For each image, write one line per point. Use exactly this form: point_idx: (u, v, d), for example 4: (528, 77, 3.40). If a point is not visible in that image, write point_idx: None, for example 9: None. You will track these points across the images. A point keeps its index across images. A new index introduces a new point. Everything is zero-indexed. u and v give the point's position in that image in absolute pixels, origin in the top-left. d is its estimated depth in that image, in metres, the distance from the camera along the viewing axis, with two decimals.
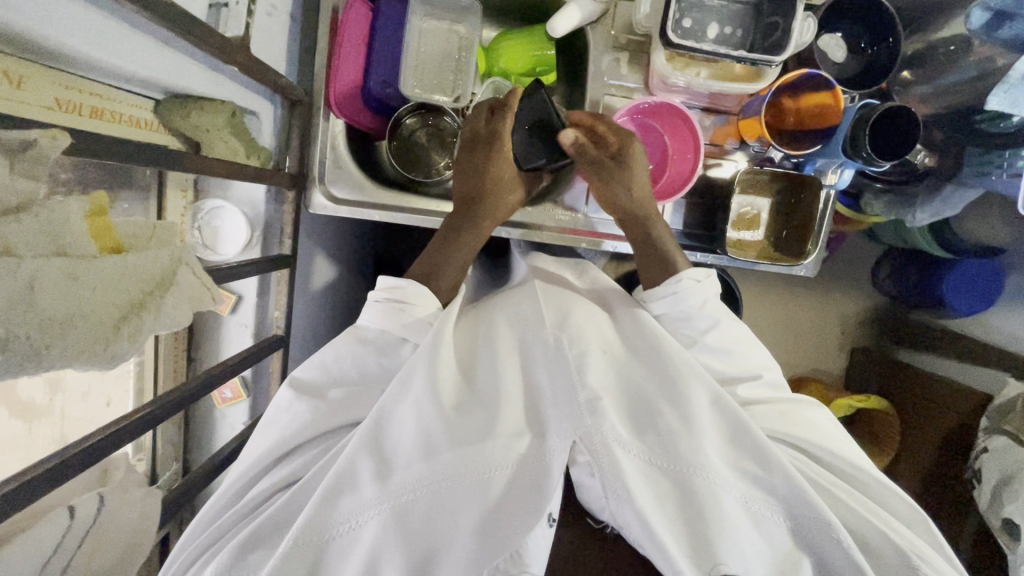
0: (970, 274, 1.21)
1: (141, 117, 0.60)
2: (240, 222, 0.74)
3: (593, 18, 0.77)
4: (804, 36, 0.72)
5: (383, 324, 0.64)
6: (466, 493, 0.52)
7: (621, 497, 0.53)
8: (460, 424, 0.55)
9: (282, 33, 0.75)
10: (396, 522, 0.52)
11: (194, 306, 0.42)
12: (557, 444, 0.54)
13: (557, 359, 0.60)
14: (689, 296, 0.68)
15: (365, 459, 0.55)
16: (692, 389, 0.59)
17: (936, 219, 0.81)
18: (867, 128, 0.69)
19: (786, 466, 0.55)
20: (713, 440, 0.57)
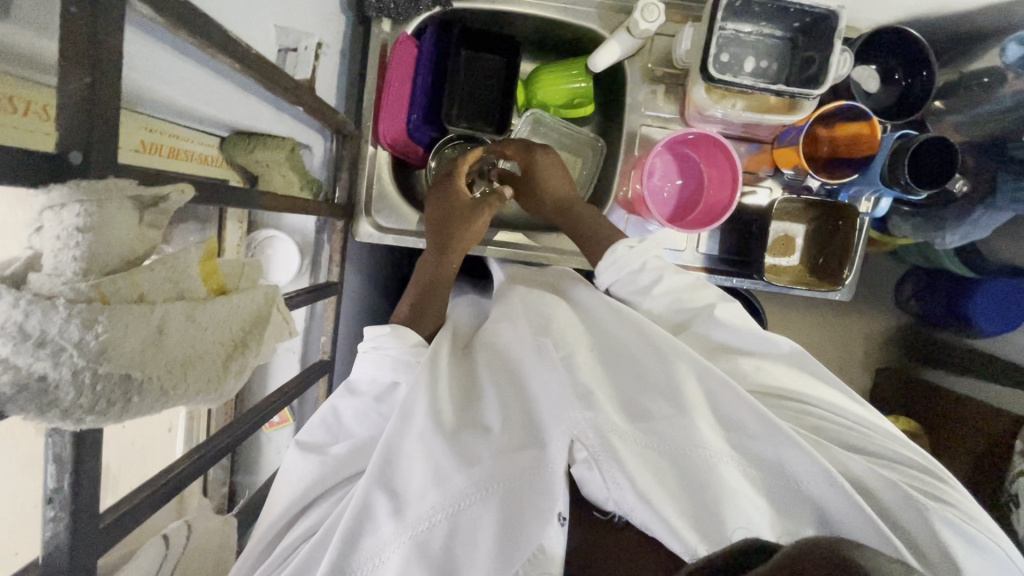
0: (998, 296, 1.21)
1: (210, 155, 0.63)
2: (292, 251, 0.77)
3: (631, 53, 0.80)
4: (841, 69, 0.73)
5: (372, 374, 0.62)
6: (479, 508, 0.50)
7: (622, 485, 0.50)
8: (462, 442, 0.53)
9: (334, 70, 0.79)
10: (417, 553, 0.49)
11: (278, 338, 0.41)
12: (557, 449, 0.52)
13: (546, 364, 0.58)
14: (628, 259, 0.68)
15: (378, 495, 0.52)
16: (671, 365, 0.57)
17: (968, 241, 0.80)
18: (907, 156, 0.70)
19: (781, 428, 0.52)
20: (702, 413, 0.54)
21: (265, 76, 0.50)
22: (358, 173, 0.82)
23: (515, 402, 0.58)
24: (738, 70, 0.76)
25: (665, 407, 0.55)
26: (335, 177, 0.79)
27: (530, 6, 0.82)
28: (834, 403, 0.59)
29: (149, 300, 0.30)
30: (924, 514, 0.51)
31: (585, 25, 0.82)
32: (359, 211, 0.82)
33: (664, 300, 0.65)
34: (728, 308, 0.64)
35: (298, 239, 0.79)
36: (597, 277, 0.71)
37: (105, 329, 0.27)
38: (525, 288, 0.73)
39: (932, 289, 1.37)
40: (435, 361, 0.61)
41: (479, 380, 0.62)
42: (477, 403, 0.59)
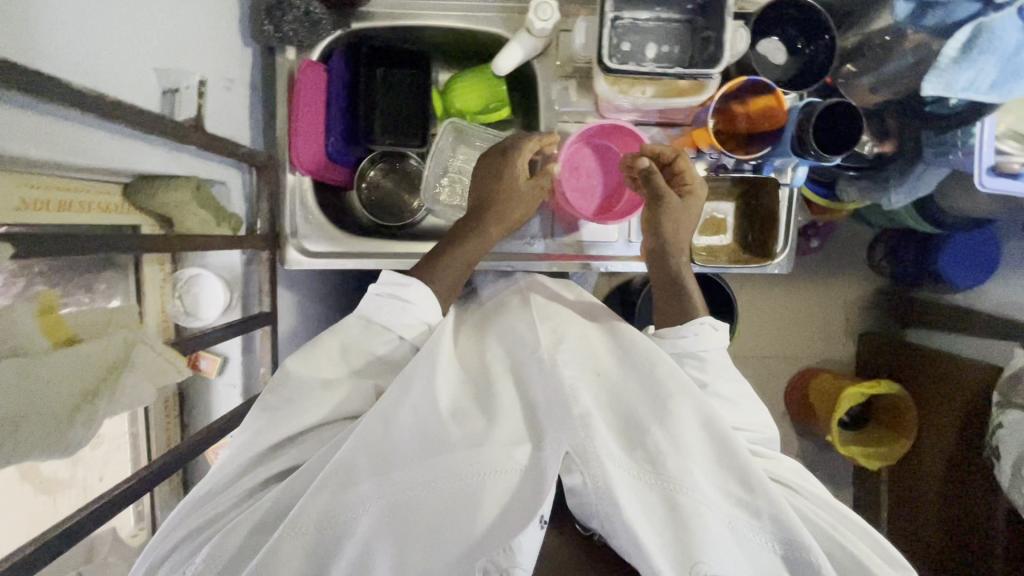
0: (964, 246, 1.30)
1: (111, 202, 0.64)
2: (220, 288, 0.76)
3: (536, 52, 0.80)
4: (739, 45, 0.74)
5: (387, 316, 0.68)
6: (455, 504, 0.53)
7: (607, 501, 0.53)
8: (455, 432, 0.58)
9: (242, 103, 0.79)
10: (389, 521, 0.54)
11: (155, 379, 0.50)
12: (550, 454, 0.54)
13: (552, 374, 0.62)
14: (709, 340, 0.71)
15: (360, 460, 0.57)
16: (673, 403, 0.60)
17: (913, 196, 0.85)
18: (811, 124, 0.70)
19: (769, 487, 0.56)
20: (706, 461, 0.58)
21: (125, 121, 0.50)
22: (279, 202, 0.82)
23: (520, 407, 0.61)
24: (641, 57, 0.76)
25: (668, 441, 0.57)
26: (255, 208, 0.79)
27: (430, 18, 0.82)
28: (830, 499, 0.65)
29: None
30: None
31: (489, 30, 0.82)
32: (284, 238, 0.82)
33: (722, 397, 0.69)
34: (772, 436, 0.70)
35: (224, 275, 0.79)
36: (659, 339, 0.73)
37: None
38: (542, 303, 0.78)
39: (902, 248, 1.46)
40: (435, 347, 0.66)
41: (488, 377, 0.67)
42: (480, 403, 0.63)
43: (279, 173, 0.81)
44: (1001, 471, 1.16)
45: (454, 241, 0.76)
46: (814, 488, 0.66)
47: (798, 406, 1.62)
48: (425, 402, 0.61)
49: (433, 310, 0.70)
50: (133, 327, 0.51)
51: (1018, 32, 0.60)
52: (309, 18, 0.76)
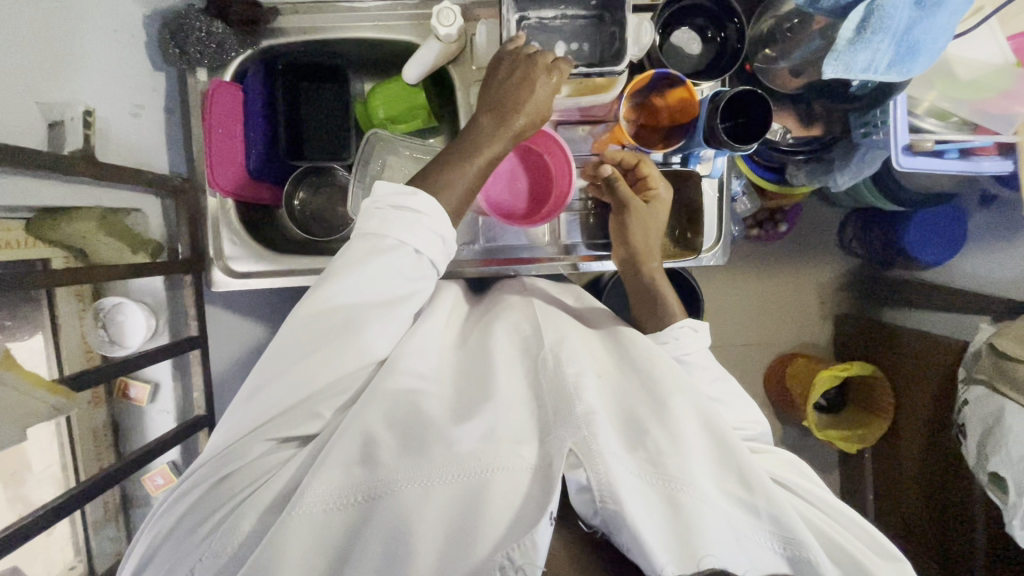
0: (928, 223, 1.28)
1: (13, 239, 0.64)
2: (141, 315, 0.77)
3: (447, 58, 0.79)
4: (645, 38, 0.74)
5: (397, 229, 0.64)
6: (461, 500, 0.55)
7: (610, 501, 0.53)
8: (451, 436, 0.59)
9: (156, 129, 0.79)
10: (396, 521, 0.54)
11: (23, 420, 0.55)
12: (555, 449, 0.57)
13: (557, 376, 0.65)
14: (688, 343, 0.73)
15: (357, 465, 0.58)
16: (670, 400, 0.64)
17: (857, 179, 0.87)
18: (717, 116, 0.69)
19: (764, 482, 0.60)
20: (698, 456, 0.61)
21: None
22: (202, 224, 0.82)
23: (523, 407, 0.64)
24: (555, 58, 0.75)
25: (666, 438, 0.60)
26: (175, 233, 0.79)
27: (339, 31, 0.81)
28: (819, 493, 0.68)
29: None
30: None
31: (401, 38, 0.82)
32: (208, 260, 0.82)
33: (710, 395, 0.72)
34: (762, 430, 0.74)
35: (149, 302, 0.79)
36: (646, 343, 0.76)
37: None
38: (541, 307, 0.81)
39: (872, 227, 1.45)
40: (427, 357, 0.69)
41: (484, 375, 0.69)
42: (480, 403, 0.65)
43: (199, 195, 0.81)
44: (966, 448, 1.15)
45: (471, 149, 0.67)
46: (803, 477, 0.70)
47: (775, 392, 1.59)
48: (421, 410, 0.64)
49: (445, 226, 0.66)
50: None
51: (910, 8, 0.58)
52: (212, 40, 0.76)
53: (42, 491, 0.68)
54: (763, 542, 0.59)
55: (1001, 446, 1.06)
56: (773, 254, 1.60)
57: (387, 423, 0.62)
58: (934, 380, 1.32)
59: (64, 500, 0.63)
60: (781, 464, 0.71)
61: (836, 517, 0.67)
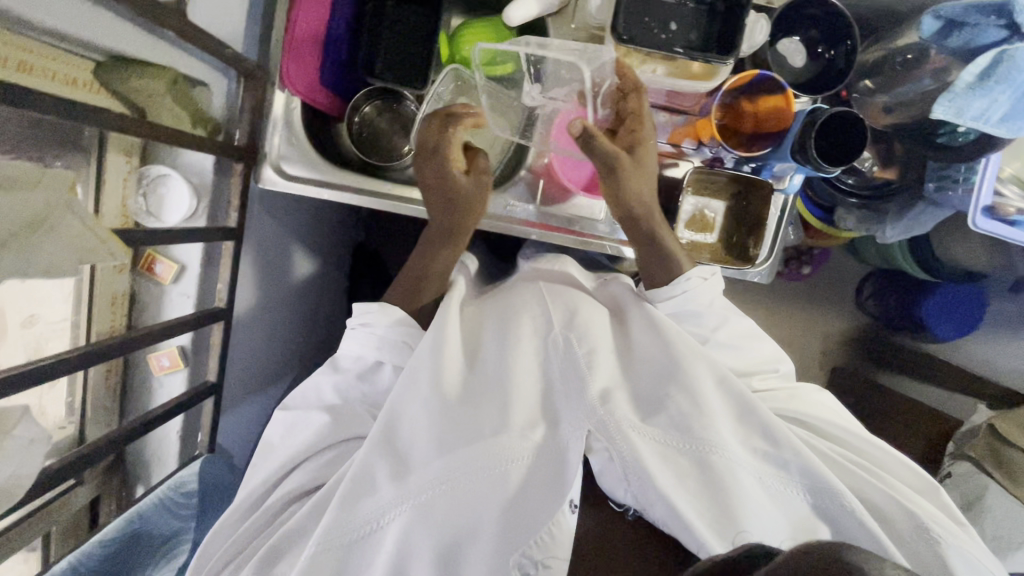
0: (953, 297, 1.31)
1: (79, 77, 0.60)
2: (185, 190, 0.74)
3: (551, 11, 0.77)
4: (758, 37, 0.72)
5: (359, 350, 0.70)
6: (488, 485, 0.57)
7: (641, 479, 0.57)
8: (466, 423, 0.60)
9: (239, 6, 0.76)
10: (419, 517, 0.57)
11: (81, 252, 0.51)
12: (569, 434, 0.59)
13: (567, 356, 0.65)
14: (699, 294, 0.74)
15: (381, 461, 0.60)
16: (689, 369, 0.64)
17: (907, 235, 0.88)
18: (814, 129, 0.67)
19: (793, 440, 0.61)
20: (722, 417, 0.62)
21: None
22: (264, 116, 0.79)
23: (530, 381, 0.64)
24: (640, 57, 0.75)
25: (689, 403, 0.61)
26: (236, 118, 0.77)
27: None
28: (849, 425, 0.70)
29: None
30: (936, 545, 0.59)
31: None
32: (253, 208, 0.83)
33: (725, 345, 0.73)
34: (782, 366, 0.75)
35: (193, 180, 0.76)
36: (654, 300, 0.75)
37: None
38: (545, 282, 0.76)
39: (888, 290, 1.43)
40: (444, 319, 0.68)
41: (488, 344, 0.68)
42: (489, 374, 0.65)
43: (268, 88, 0.78)
44: None
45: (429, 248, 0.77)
46: (830, 413, 0.72)
47: None
48: (437, 375, 0.63)
49: (404, 330, 0.70)
50: (60, 193, 0.51)
51: None
52: None
53: (14, 355, 0.63)
54: (794, 494, 0.61)
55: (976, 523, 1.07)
56: (788, 295, 1.60)
57: (403, 398, 0.63)
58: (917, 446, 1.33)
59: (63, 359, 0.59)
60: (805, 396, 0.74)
61: (865, 447, 0.69)
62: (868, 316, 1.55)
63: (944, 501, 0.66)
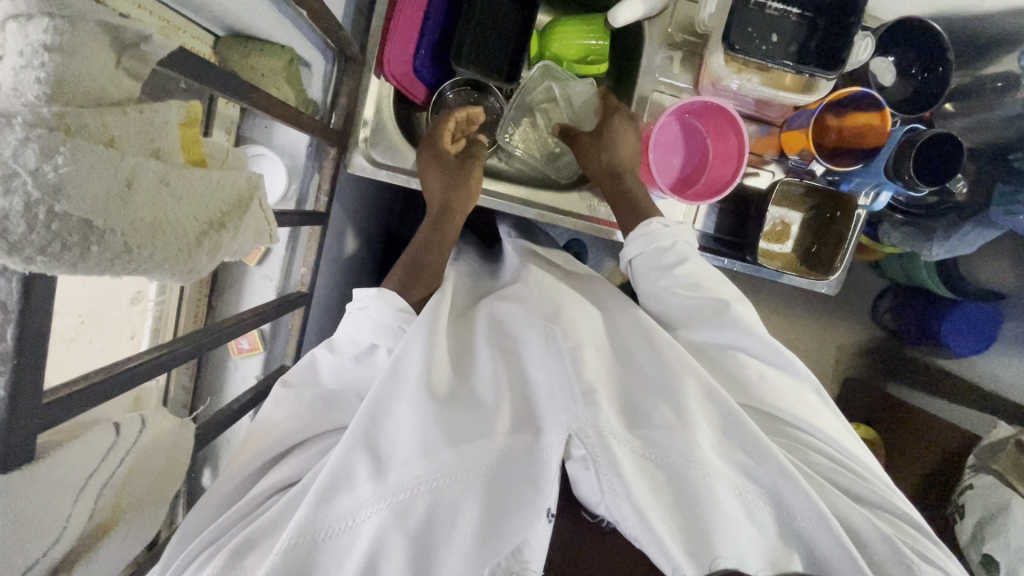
0: (970, 317, 1.26)
1: (201, 50, 0.60)
2: (281, 171, 0.73)
3: (653, 14, 0.78)
4: (861, 55, 0.74)
5: (355, 335, 0.67)
6: (467, 489, 0.53)
7: (618, 492, 0.52)
8: (452, 424, 0.56)
9: None
10: (391, 521, 0.52)
11: (258, 234, 0.40)
12: (553, 439, 0.55)
13: (550, 352, 0.61)
14: (663, 237, 0.71)
15: (359, 458, 0.56)
16: (680, 379, 0.60)
17: (952, 255, 0.87)
18: (912, 150, 0.72)
19: (775, 456, 0.57)
20: (706, 430, 0.58)
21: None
22: (359, 101, 0.78)
23: (511, 389, 0.61)
24: (747, 56, 0.72)
25: (670, 415, 0.57)
26: (333, 102, 0.76)
27: None
28: (840, 440, 0.64)
29: (120, 148, 0.27)
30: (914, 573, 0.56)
31: None
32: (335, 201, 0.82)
33: (681, 279, 0.70)
34: (740, 306, 0.68)
35: (286, 162, 0.75)
36: (625, 245, 0.74)
37: (52, 59, 0.24)
38: (542, 274, 0.76)
39: (908, 303, 1.42)
40: (438, 318, 0.67)
41: (477, 351, 0.67)
42: (478, 382, 0.62)
43: (364, 72, 0.77)
44: (960, 528, 1.18)
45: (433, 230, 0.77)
46: (825, 418, 0.66)
47: None
48: (417, 373, 0.60)
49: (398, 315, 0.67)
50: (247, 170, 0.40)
51: None
52: None
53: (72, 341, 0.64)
54: (769, 513, 0.58)
55: (999, 533, 1.07)
56: (813, 305, 1.60)
57: (382, 392, 0.60)
58: (932, 457, 1.35)
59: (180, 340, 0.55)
60: (787, 382, 0.65)
61: (850, 464, 0.63)
62: (884, 328, 1.56)
63: (929, 529, 0.61)
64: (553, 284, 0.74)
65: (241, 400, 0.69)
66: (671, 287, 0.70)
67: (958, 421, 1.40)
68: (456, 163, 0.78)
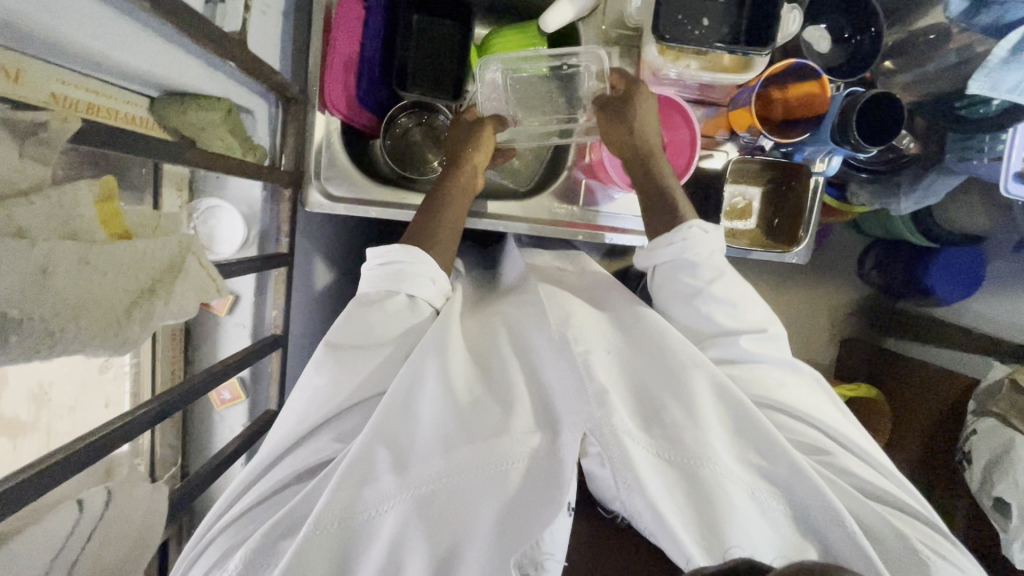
0: (953, 262, 1.27)
1: (138, 115, 0.60)
2: (237, 221, 0.74)
3: (584, 14, 0.79)
4: (790, 27, 0.75)
5: (386, 286, 0.68)
6: (484, 489, 0.54)
7: (633, 489, 0.53)
8: (468, 421, 0.57)
9: (275, 31, 0.75)
10: (413, 513, 0.54)
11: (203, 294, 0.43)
12: (569, 439, 0.55)
13: (561, 357, 0.60)
14: (700, 245, 0.68)
15: (379, 451, 0.57)
16: (692, 375, 0.61)
17: (920, 208, 0.87)
18: (854, 114, 0.71)
19: (789, 455, 0.57)
20: (719, 430, 0.59)
21: (170, 15, 0.46)
22: (307, 140, 0.78)
23: (530, 393, 0.61)
24: (678, 43, 0.73)
25: (683, 411, 0.58)
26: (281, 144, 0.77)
27: None
28: (858, 443, 0.65)
29: (31, 237, 0.31)
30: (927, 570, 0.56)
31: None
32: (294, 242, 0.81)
33: (717, 297, 0.67)
34: (772, 331, 0.68)
35: (243, 210, 0.76)
36: (652, 251, 0.71)
37: None
38: (548, 284, 0.78)
39: (893, 259, 1.40)
40: (448, 320, 0.67)
41: (493, 357, 0.66)
42: (494, 384, 0.63)
43: (308, 110, 0.78)
44: (970, 474, 1.17)
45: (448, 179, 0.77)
46: (836, 421, 0.67)
47: None
48: (435, 383, 0.60)
49: (433, 269, 0.70)
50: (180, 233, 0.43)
51: None
52: None
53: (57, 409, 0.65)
54: (784, 509, 0.58)
55: (1008, 474, 1.07)
56: (796, 272, 1.60)
57: (397, 404, 0.60)
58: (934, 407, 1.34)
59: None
60: (798, 388, 0.67)
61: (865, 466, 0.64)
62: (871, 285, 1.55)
63: (945, 530, 0.61)
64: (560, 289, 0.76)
65: (226, 452, 0.69)
66: (710, 309, 0.67)
67: (966, 370, 1.37)
68: (469, 124, 0.81)
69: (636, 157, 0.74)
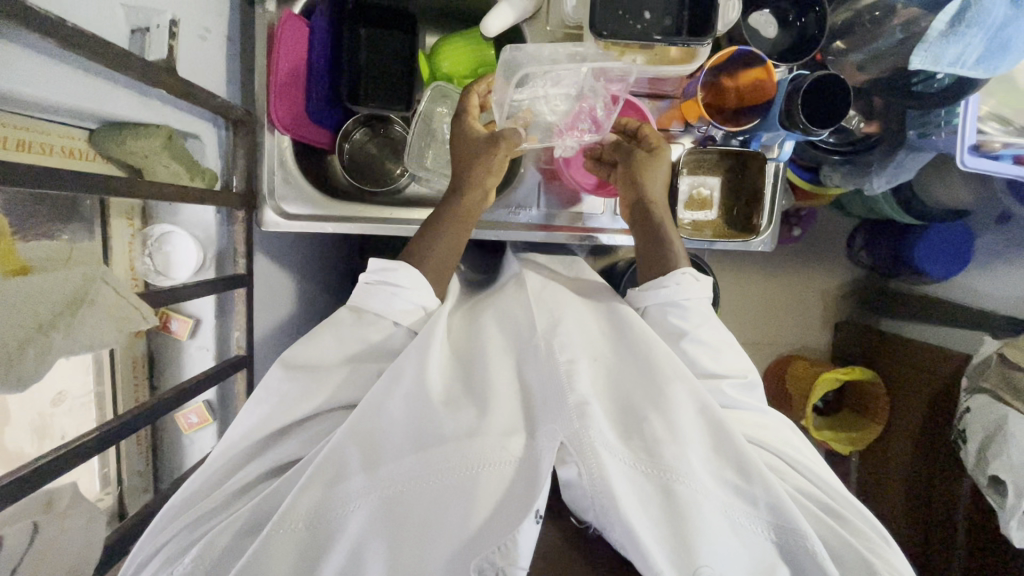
0: (941, 237, 1.22)
1: (74, 147, 0.61)
2: (190, 246, 0.74)
3: (526, 16, 0.79)
4: (731, 14, 0.74)
5: (380, 303, 0.68)
6: (452, 495, 0.53)
7: (605, 505, 0.52)
8: (440, 423, 0.57)
9: (219, 55, 0.76)
10: (380, 512, 0.54)
11: (118, 322, 0.52)
12: (545, 445, 0.55)
13: (546, 365, 0.61)
14: (691, 291, 0.69)
15: (352, 451, 0.58)
16: (673, 387, 0.61)
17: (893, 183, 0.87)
18: (798, 98, 0.71)
19: (764, 474, 0.57)
20: (697, 445, 0.58)
21: (77, 48, 0.47)
22: (257, 160, 0.79)
23: (511, 400, 0.61)
24: (621, 37, 0.72)
25: (664, 424, 0.58)
26: (231, 166, 0.77)
27: None
28: (828, 480, 0.66)
29: None
30: None
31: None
32: (256, 261, 0.82)
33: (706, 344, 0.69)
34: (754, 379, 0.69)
35: (197, 234, 0.76)
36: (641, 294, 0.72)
37: None
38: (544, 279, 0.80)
39: (880, 238, 1.37)
40: (433, 329, 0.66)
41: (476, 367, 0.66)
42: (475, 390, 0.63)
43: (256, 131, 0.78)
44: (965, 453, 1.13)
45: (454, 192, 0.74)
46: (801, 452, 0.68)
47: (772, 391, 1.55)
48: (417, 393, 0.60)
49: (424, 294, 0.69)
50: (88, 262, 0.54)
51: (1007, 6, 0.61)
52: None
53: None
54: (757, 527, 0.57)
55: (1001, 452, 1.04)
56: (782, 259, 1.58)
57: (375, 416, 0.60)
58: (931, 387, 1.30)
59: (103, 431, 0.56)
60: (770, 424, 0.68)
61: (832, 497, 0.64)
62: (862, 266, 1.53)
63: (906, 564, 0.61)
64: (552, 290, 0.77)
65: None
66: (697, 352, 0.68)
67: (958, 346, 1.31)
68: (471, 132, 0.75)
69: (639, 207, 0.77)
